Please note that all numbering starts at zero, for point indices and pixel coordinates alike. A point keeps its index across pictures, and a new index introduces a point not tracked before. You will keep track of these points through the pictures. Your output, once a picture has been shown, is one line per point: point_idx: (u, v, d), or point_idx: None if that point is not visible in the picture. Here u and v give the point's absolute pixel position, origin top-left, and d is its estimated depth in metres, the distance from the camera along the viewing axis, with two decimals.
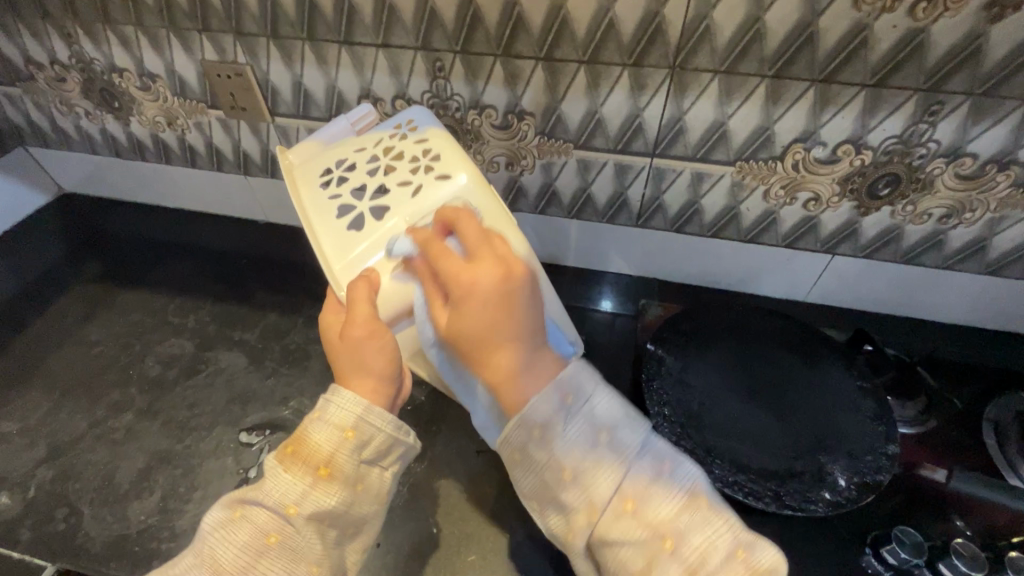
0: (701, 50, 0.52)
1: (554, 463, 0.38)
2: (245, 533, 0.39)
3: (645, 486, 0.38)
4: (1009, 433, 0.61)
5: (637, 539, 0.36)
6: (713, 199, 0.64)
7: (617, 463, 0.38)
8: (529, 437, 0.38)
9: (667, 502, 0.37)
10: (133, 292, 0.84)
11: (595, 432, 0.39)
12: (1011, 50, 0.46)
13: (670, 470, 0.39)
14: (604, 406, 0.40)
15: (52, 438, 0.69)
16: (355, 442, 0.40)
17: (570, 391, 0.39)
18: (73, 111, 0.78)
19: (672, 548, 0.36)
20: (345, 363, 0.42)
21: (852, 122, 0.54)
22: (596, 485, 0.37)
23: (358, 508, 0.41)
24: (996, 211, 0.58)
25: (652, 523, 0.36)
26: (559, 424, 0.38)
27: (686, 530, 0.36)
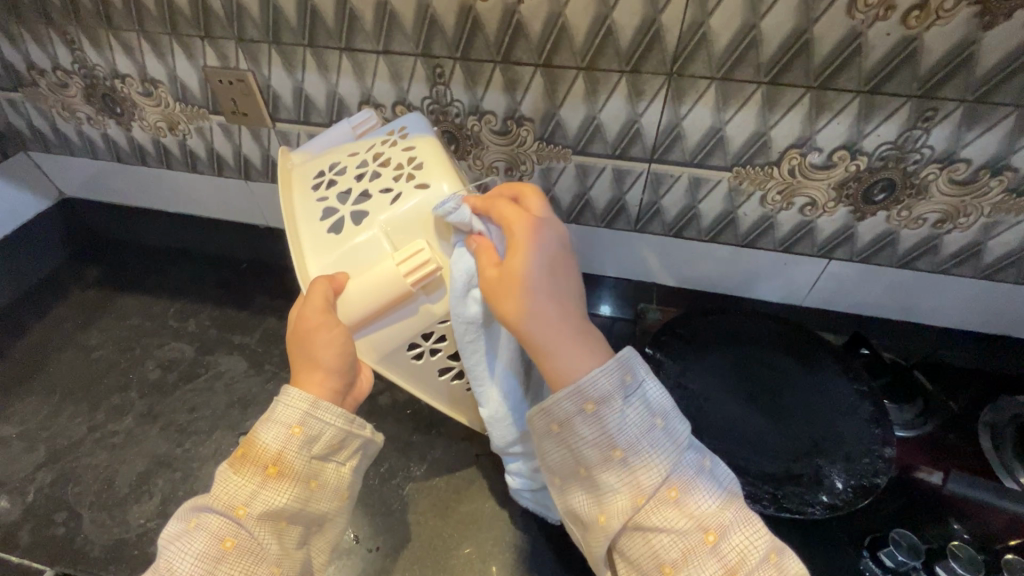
0: (697, 57, 0.52)
1: (607, 439, 0.39)
2: (198, 543, 0.38)
3: (690, 479, 0.40)
4: (1003, 437, 0.61)
5: (680, 528, 0.38)
6: (710, 204, 0.65)
7: (668, 452, 0.39)
8: (579, 409, 0.39)
9: (707, 496, 0.39)
10: (133, 296, 0.84)
11: (650, 418, 0.40)
12: (1004, 57, 0.47)
13: (709, 467, 0.41)
14: (656, 394, 0.41)
15: (51, 441, 0.69)
16: (303, 438, 0.41)
17: (629, 372, 0.40)
18: (75, 116, 0.79)
19: (714, 543, 0.37)
20: (297, 354, 0.44)
21: (847, 127, 0.54)
22: (646, 468, 0.39)
23: (316, 503, 0.42)
24: (990, 216, 0.59)
25: (693, 514, 0.38)
26: (616, 402, 0.39)
27: (726, 527, 0.38)
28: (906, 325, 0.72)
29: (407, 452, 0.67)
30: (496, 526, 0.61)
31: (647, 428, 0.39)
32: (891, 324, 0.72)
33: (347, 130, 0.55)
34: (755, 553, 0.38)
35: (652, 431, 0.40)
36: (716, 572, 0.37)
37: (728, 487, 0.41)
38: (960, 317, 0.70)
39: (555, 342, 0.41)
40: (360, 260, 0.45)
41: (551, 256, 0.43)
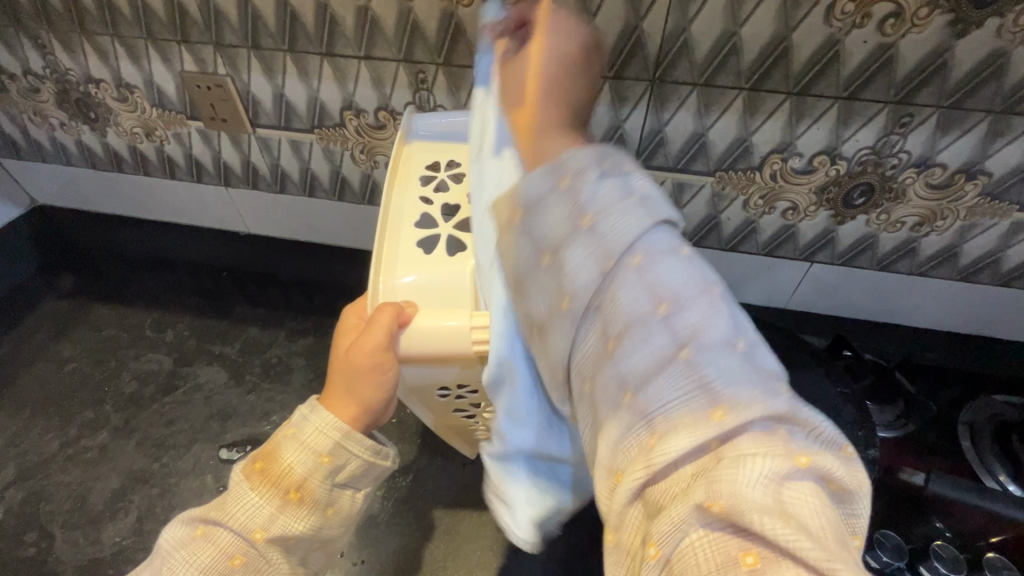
0: (679, 64, 0.53)
1: (566, 206, 0.32)
2: (206, 558, 0.37)
3: (662, 253, 0.30)
4: (982, 438, 0.62)
5: (632, 300, 0.29)
6: (694, 208, 0.65)
7: (636, 217, 0.30)
8: (552, 186, 0.33)
9: (683, 275, 0.29)
10: (110, 307, 0.82)
11: (624, 189, 0.31)
12: (976, 64, 0.48)
13: (692, 254, 0.31)
14: (638, 177, 0.33)
15: (22, 458, 0.67)
16: (331, 467, 0.40)
17: (606, 151, 0.33)
18: (47, 121, 0.77)
19: (669, 322, 0.28)
20: (337, 377, 0.42)
21: (827, 133, 0.55)
22: (609, 233, 0.30)
23: (330, 529, 0.40)
24: (966, 219, 0.60)
25: (656, 287, 0.29)
26: (587, 176, 0.32)
27: (697, 311, 0.28)
28: (886, 327, 0.73)
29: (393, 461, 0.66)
30: (486, 537, 0.61)
31: (619, 198, 0.31)
32: (871, 325, 0.73)
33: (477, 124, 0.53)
34: (726, 344, 0.27)
35: (626, 200, 0.31)
36: (666, 354, 0.27)
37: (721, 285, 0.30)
38: (938, 320, 0.71)
39: (543, 131, 0.37)
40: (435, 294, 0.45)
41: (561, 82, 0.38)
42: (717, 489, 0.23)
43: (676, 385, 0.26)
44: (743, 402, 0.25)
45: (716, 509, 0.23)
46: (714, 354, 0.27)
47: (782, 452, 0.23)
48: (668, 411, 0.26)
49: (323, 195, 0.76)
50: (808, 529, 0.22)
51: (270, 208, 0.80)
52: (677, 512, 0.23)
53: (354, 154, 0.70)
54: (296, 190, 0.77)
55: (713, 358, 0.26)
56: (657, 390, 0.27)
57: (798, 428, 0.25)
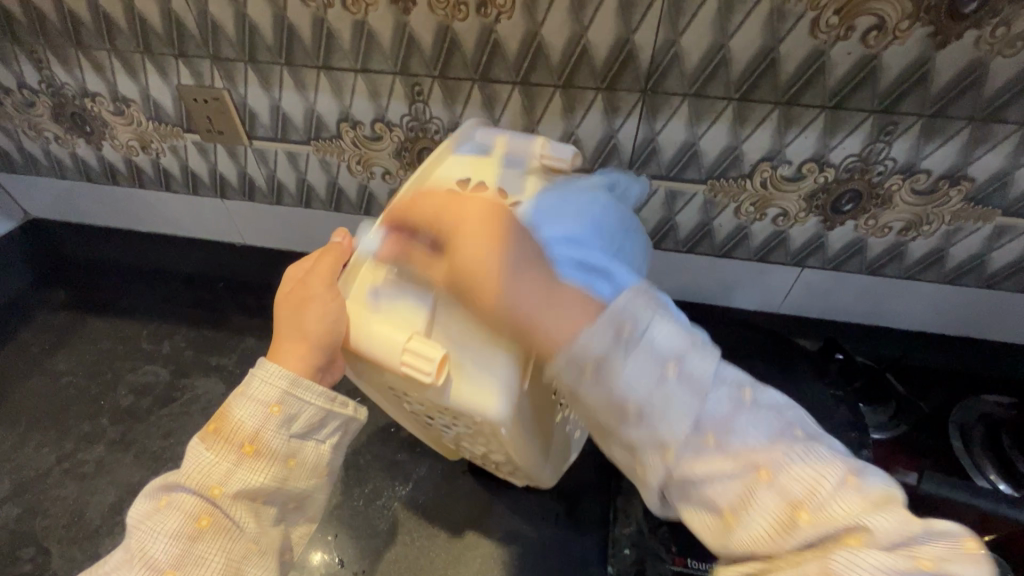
0: (670, 75, 0.54)
1: (619, 402, 0.35)
2: (172, 523, 0.38)
3: (722, 418, 0.35)
4: (972, 437, 0.63)
5: (726, 472, 0.34)
6: (687, 216, 0.66)
7: (692, 398, 0.34)
8: (580, 374, 0.35)
9: (749, 431, 0.34)
10: (103, 319, 0.81)
11: (659, 367, 0.35)
12: (956, 74, 0.49)
13: (751, 400, 0.36)
14: (665, 335, 0.35)
15: (18, 473, 0.66)
16: (282, 417, 0.41)
17: (623, 325, 0.35)
18: (42, 135, 0.77)
19: (770, 481, 0.33)
20: (281, 326, 0.44)
21: (814, 141, 0.56)
22: (666, 419, 0.34)
23: (295, 482, 0.42)
24: (951, 224, 0.61)
25: (738, 455, 0.34)
26: (617, 359, 0.35)
27: (785, 461, 0.33)
28: (877, 330, 0.74)
29: (392, 471, 0.66)
30: (485, 543, 0.61)
31: (661, 377, 0.35)
32: (861, 327, 0.74)
33: (537, 155, 0.47)
34: (828, 485, 0.32)
35: (665, 378, 0.35)
36: (780, 510, 0.32)
37: (792, 420, 0.35)
38: (927, 322, 0.72)
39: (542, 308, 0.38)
40: (398, 312, 0.40)
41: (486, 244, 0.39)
42: (831, 567, 0.29)
43: (802, 536, 0.31)
44: (866, 523, 0.30)
45: None
46: (823, 496, 0.32)
47: (905, 561, 0.29)
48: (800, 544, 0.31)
49: (319, 207, 0.77)
50: None
51: (266, 219, 0.80)
52: None
53: (350, 166, 0.70)
54: (293, 202, 0.77)
55: (822, 503, 0.32)
56: (783, 544, 0.32)
57: (922, 532, 0.30)
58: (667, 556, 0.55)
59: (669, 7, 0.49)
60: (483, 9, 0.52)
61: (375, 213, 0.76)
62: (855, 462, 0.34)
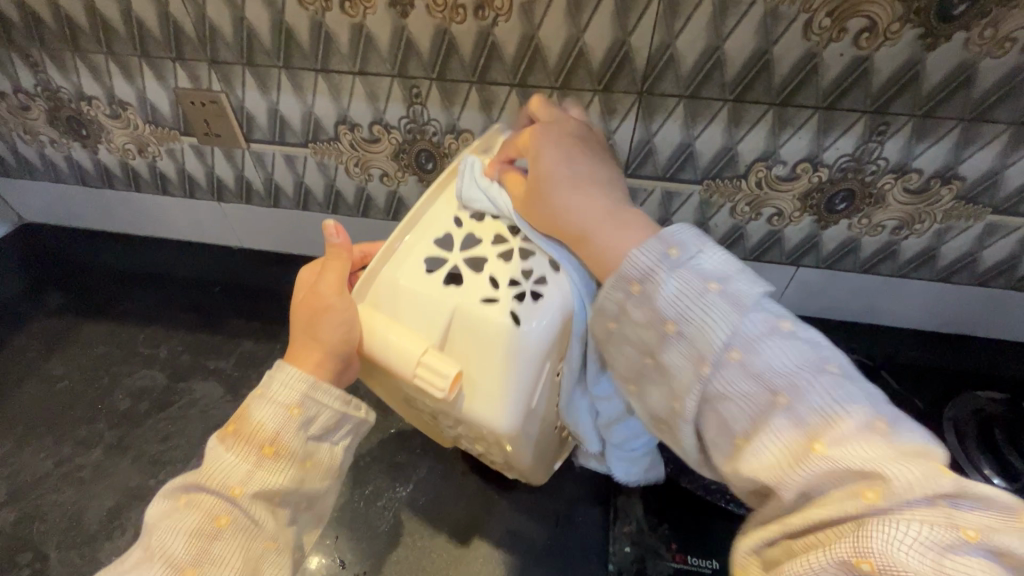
0: (666, 77, 0.55)
1: (655, 317, 0.35)
2: (190, 521, 0.37)
3: (759, 341, 0.33)
4: (966, 431, 0.64)
5: (743, 394, 0.32)
6: (683, 215, 0.67)
7: (722, 318, 0.33)
8: (625, 293, 0.36)
9: (782, 356, 0.32)
10: (100, 323, 0.81)
11: (702, 284, 0.34)
12: (946, 75, 0.50)
13: (790, 330, 0.33)
14: (714, 261, 0.35)
15: (15, 478, 0.66)
16: (301, 419, 0.41)
17: (668, 246, 0.36)
18: (37, 139, 0.77)
19: (787, 408, 0.31)
20: (297, 329, 0.44)
21: (808, 142, 0.57)
22: (699, 335, 0.33)
23: (310, 484, 0.41)
24: (943, 222, 0.62)
25: (763, 377, 0.32)
26: (659, 278, 0.35)
27: (809, 391, 0.31)
28: (872, 328, 0.75)
29: (392, 472, 0.66)
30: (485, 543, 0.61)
31: (696, 296, 0.34)
32: (854, 326, 0.75)
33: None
34: (854, 423, 0.29)
35: (705, 294, 0.34)
36: (793, 439, 0.30)
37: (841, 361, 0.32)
38: (920, 320, 0.73)
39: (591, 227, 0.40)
40: (415, 321, 0.43)
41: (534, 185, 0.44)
42: (865, 541, 0.26)
43: (813, 470, 0.29)
44: (883, 471, 0.27)
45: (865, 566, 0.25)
46: (852, 430, 0.29)
47: (949, 533, 0.26)
48: (808, 479, 0.29)
49: (317, 209, 0.77)
50: None
51: (263, 222, 0.80)
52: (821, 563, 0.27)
53: (347, 168, 0.71)
54: (290, 205, 0.77)
55: (841, 437, 0.29)
56: (798, 477, 0.29)
57: (951, 490, 0.27)
58: (667, 552, 0.57)
59: (665, 9, 0.50)
60: (481, 12, 0.53)
61: (373, 215, 0.76)
62: (894, 413, 0.30)
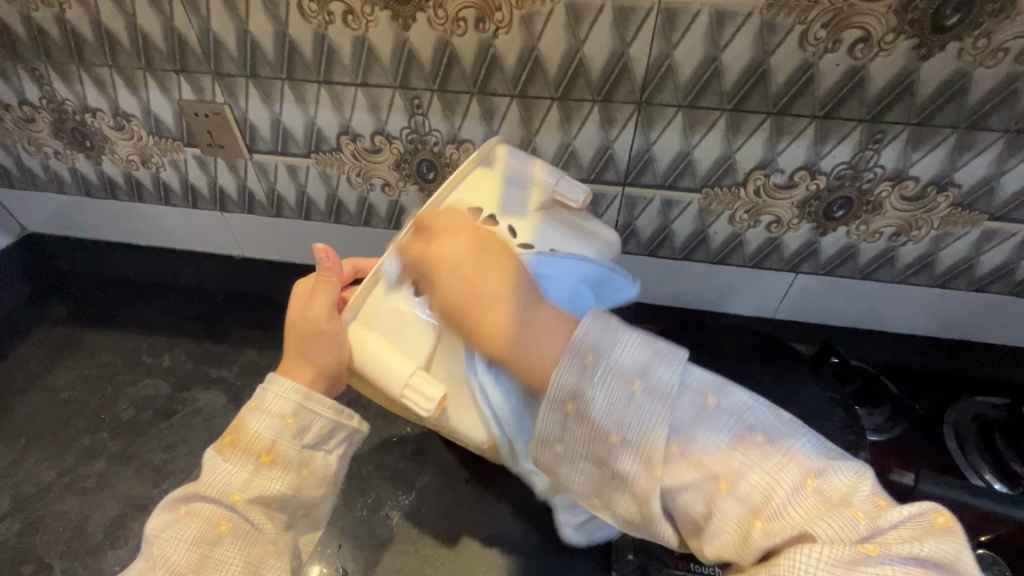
0: (664, 88, 0.55)
1: (596, 434, 0.36)
2: (191, 529, 0.38)
3: (687, 427, 0.35)
4: (967, 437, 0.64)
5: (688, 485, 0.34)
6: (682, 224, 0.67)
7: (656, 415, 0.34)
8: (564, 413, 0.36)
9: (709, 440, 0.35)
10: (103, 333, 0.81)
11: (628, 383, 0.35)
12: (940, 84, 0.51)
13: (714, 405, 0.35)
14: (631, 350, 0.35)
15: (18, 488, 0.66)
16: (296, 428, 0.42)
17: (591, 348, 0.36)
18: (41, 150, 0.77)
19: (729, 491, 0.33)
20: (289, 343, 0.45)
21: (805, 150, 0.58)
22: (639, 441, 0.35)
23: (307, 492, 0.42)
24: (940, 229, 0.63)
25: (699, 464, 0.34)
26: (589, 389, 0.35)
27: (742, 470, 0.34)
28: (870, 334, 0.75)
29: (395, 480, 0.66)
30: (486, 552, 0.61)
31: (628, 399, 0.35)
32: (854, 331, 0.75)
33: (547, 187, 0.51)
34: (785, 489, 0.33)
35: (633, 396, 0.35)
36: (739, 517, 0.33)
37: (753, 421, 0.35)
38: (918, 325, 0.74)
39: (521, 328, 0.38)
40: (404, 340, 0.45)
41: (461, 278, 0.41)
42: None
43: (760, 545, 0.32)
44: (814, 532, 0.31)
45: None
46: (784, 501, 0.32)
47: (857, 552, 0.29)
48: (762, 554, 0.32)
49: (319, 218, 0.77)
50: None
51: (265, 231, 0.81)
52: None
53: (350, 178, 0.71)
54: (292, 214, 0.78)
55: (777, 508, 0.32)
56: (751, 552, 0.32)
57: (871, 528, 0.30)
58: (670, 559, 0.56)
59: (663, 21, 0.51)
60: (482, 24, 0.54)
61: (374, 224, 0.76)
62: (818, 457, 0.34)
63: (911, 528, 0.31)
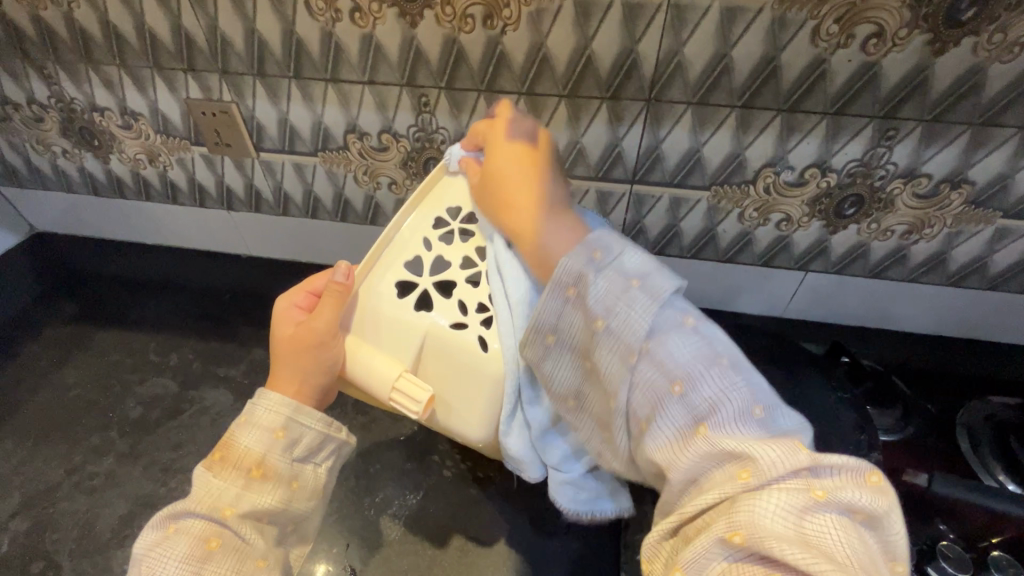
0: (673, 85, 0.55)
1: (587, 316, 0.39)
2: (180, 547, 0.38)
3: (665, 331, 0.37)
4: (981, 438, 0.63)
5: (650, 383, 0.36)
6: (691, 222, 0.67)
7: (642, 309, 0.38)
8: (563, 297, 0.40)
9: (682, 349, 0.36)
10: (111, 331, 0.82)
11: (625, 280, 0.39)
12: (955, 80, 0.50)
13: (693, 327, 0.38)
14: (633, 262, 0.40)
15: (27, 487, 0.66)
16: (286, 441, 0.42)
17: (601, 249, 0.41)
18: (50, 150, 0.78)
19: (683, 395, 0.35)
20: (278, 356, 0.45)
21: (817, 147, 0.57)
22: (620, 327, 0.37)
23: (297, 505, 0.42)
24: (952, 227, 0.62)
25: (664, 367, 0.36)
26: (590, 277, 0.39)
27: (703, 381, 0.35)
28: (879, 333, 0.75)
29: (401, 480, 0.66)
30: (494, 552, 0.61)
31: (621, 292, 0.38)
32: (863, 330, 0.75)
33: None
34: (737, 407, 0.34)
35: (625, 290, 0.38)
36: (687, 421, 0.34)
37: (727, 352, 0.37)
38: (929, 324, 0.73)
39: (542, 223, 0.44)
40: (392, 343, 0.46)
41: (512, 167, 0.47)
42: (736, 521, 0.29)
43: (699, 448, 0.33)
44: (755, 452, 0.31)
45: (737, 540, 0.29)
46: (729, 420, 0.33)
47: (800, 492, 0.29)
48: (698, 459, 0.33)
49: (326, 216, 0.77)
50: (826, 556, 0.27)
51: (272, 230, 0.81)
52: (706, 537, 0.30)
53: (357, 176, 0.71)
54: (299, 213, 0.78)
55: (725, 421, 0.33)
56: (686, 456, 0.33)
57: (812, 464, 0.30)
58: None
59: (672, 17, 0.50)
60: (490, 21, 0.53)
61: (381, 223, 0.76)
62: (774, 404, 0.35)
63: (847, 474, 0.30)
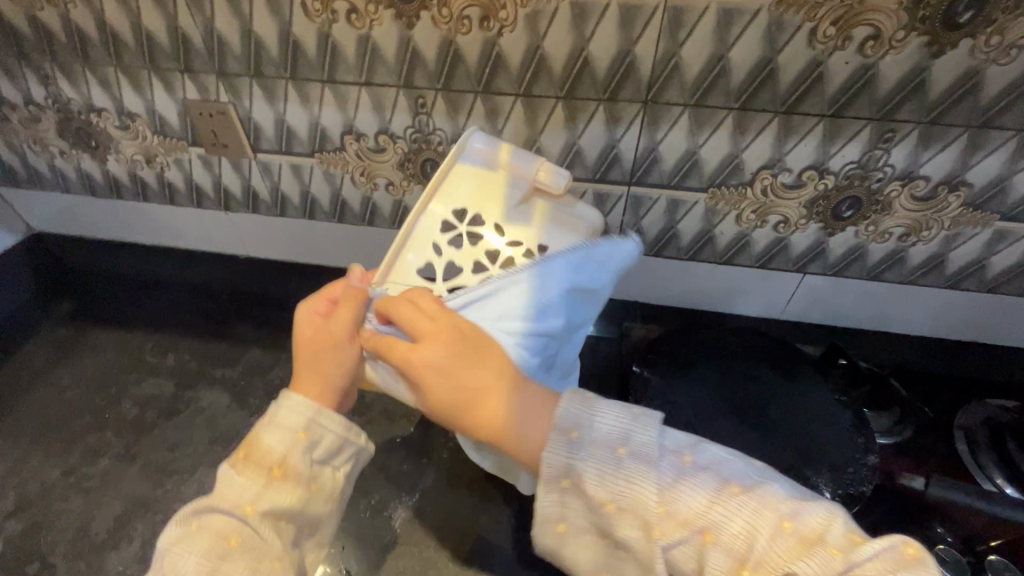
0: (671, 86, 0.55)
1: (591, 503, 0.37)
2: (202, 542, 0.39)
3: (670, 487, 0.36)
4: (977, 439, 0.63)
5: (678, 542, 0.35)
6: (689, 223, 0.67)
7: (641, 478, 0.36)
8: (558, 486, 0.38)
9: (690, 497, 0.36)
10: (108, 332, 0.81)
11: (611, 450, 0.38)
12: (953, 82, 0.50)
13: (691, 465, 0.37)
14: (608, 420, 0.39)
15: (21, 488, 0.66)
16: (307, 443, 0.42)
17: (575, 416, 0.39)
18: (47, 150, 0.77)
19: (715, 543, 0.34)
20: (299, 362, 0.45)
21: (814, 149, 0.57)
22: (632, 501, 0.36)
23: (314, 507, 0.42)
24: (951, 229, 0.62)
25: (684, 521, 0.35)
26: (577, 461, 0.38)
27: (724, 521, 0.35)
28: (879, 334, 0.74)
29: (397, 482, 0.66)
30: (490, 554, 0.61)
31: (613, 466, 0.37)
32: (862, 332, 0.74)
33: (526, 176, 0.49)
34: (764, 530, 0.34)
35: (616, 461, 0.37)
36: (730, 568, 0.34)
37: (728, 475, 0.37)
38: (928, 326, 0.73)
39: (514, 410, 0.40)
40: None
41: (450, 372, 0.40)
42: None
43: None
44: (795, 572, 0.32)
45: None
46: (763, 551, 0.33)
47: None
48: None
49: (323, 218, 0.77)
50: None
51: (269, 230, 0.81)
52: None
53: (354, 177, 0.71)
54: (296, 213, 0.77)
55: (761, 555, 0.33)
56: None
57: (846, 564, 0.31)
58: None
59: (669, 19, 0.50)
60: (486, 22, 0.53)
61: (378, 224, 0.76)
62: (791, 500, 0.35)
63: (883, 556, 0.32)
